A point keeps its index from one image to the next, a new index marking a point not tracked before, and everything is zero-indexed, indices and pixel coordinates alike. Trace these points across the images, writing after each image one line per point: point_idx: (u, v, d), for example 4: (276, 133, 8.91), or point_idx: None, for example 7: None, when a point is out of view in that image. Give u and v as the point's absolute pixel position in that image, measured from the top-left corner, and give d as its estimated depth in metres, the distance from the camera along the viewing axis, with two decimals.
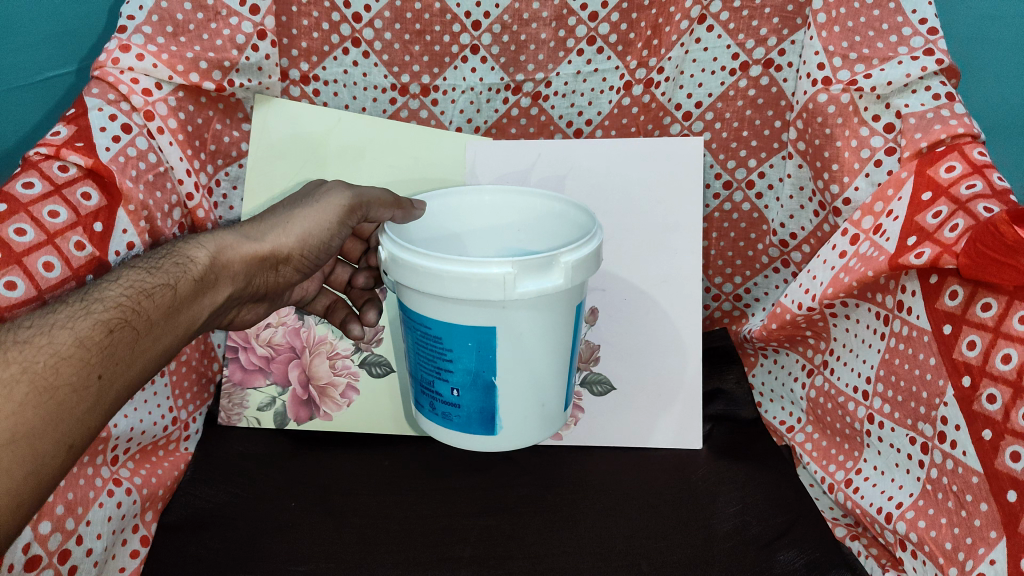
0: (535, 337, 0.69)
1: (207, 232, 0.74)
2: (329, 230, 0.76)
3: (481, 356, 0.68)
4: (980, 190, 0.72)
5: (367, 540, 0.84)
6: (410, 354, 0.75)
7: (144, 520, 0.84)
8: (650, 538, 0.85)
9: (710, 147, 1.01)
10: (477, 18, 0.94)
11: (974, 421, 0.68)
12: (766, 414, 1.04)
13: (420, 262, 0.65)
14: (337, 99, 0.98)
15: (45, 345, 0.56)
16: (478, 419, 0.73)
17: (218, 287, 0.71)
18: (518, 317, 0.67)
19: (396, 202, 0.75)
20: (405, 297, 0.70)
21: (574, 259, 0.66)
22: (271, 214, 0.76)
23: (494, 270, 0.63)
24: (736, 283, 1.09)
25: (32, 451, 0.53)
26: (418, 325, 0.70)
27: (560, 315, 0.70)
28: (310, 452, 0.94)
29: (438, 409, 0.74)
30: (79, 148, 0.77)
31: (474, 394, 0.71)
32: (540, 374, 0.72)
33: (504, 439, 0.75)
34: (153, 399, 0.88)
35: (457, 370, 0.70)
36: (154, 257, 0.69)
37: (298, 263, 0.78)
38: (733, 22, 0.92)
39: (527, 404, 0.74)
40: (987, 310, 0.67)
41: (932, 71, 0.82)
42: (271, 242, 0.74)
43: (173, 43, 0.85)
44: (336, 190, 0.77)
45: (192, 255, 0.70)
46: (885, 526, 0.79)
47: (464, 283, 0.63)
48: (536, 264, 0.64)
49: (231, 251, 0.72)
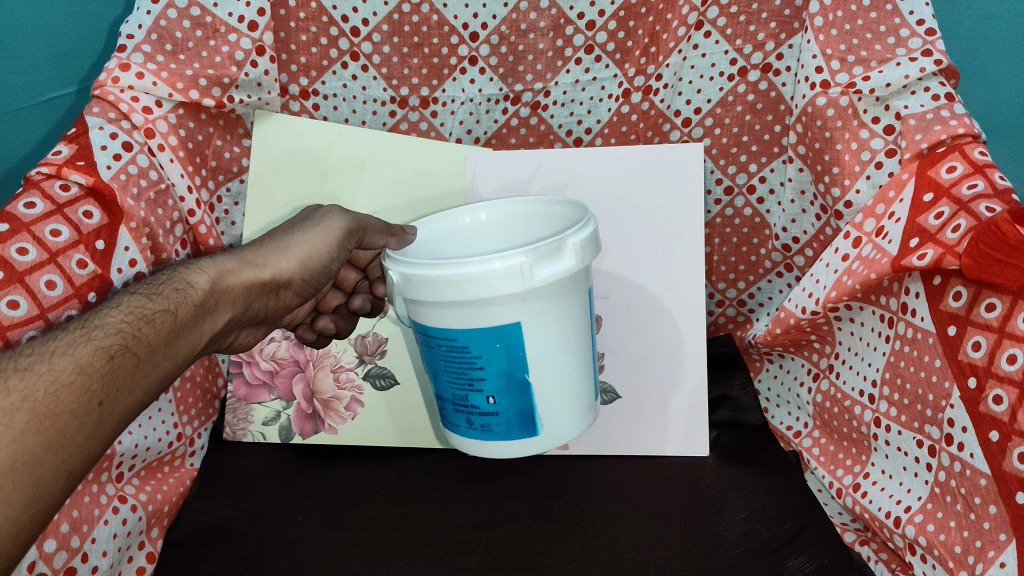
0: (559, 328, 0.71)
1: (206, 257, 0.73)
2: (328, 253, 0.77)
3: (513, 356, 0.69)
4: (982, 190, 0.71)
5: (371, 553, 0.83)
6: (436, 373, 0.74)
7: (149, 536, 0.83)
8: (659, 546, 0.84)
9: (710, 153, 1.00)
10: (474, 30, 0.94)
11: (980, 422, 0.67)
12: (772, 420, 1.03)
13: (432, 271, 0.66)
14: (336, 113, 0.99)
15: (46, 372, 0.56)
16: (518, 422, 0.73)
17: (217, 312, 0.70)
18: (538, 306, 0.68)
19: (390, 230, 0.80)
20: (422, 314, 0.71)
21: (580, 240, 0.67)
22: (270, 239, 0.77)
23: (511, 263, 0.64)
24: (739, 288, 1.08)
25: (34, 477, 0.52)
26: (442, 341, 0.70)
27: (576, 301, 0.72)
28: (316, 466, 0.94)
29: (476, 423, 0.74)
30: (80, 166, 0.77)
31: (511, 396, 0.71)
32: (557, 369, 0.72)
33: (546, 438, 0.75)
34: (158, 415, 0.86)
35: (489, 376, 0.70)
36: (153, 283, 0.68)
37: (297, 288, 0.77)
38: (731, 28, 0.93)
39: (552, 399, 0.73)
40: (991, 310, 0.67)
41: (930, 72, 0.81)
42: (271, 267, 0.74)
43: (172, 61, 0.86)
44: (331, 214, 0.79)
45: (191, 280, 0.69)
46: (894, 530, 0.77)
47: (482, 282, 0.64)
48: (545, 250, 0.66)
49: (232, 276, 0.72)
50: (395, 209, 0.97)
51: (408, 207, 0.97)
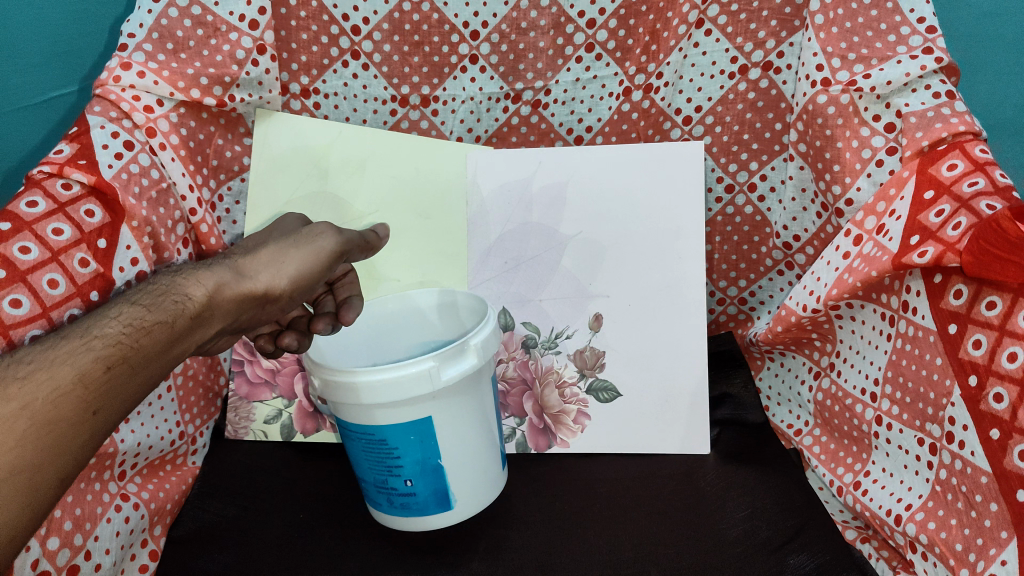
0: (466, 424, 0.79)
1: (203, 263, 0.69)
2: (318, 269, 0.75)
3: (426, 446, 0.77)
4: (982, 188, 0.71)
5: (374, 548, 0.83)
6: (359, 458, 0.81)
7: (152, 534, 0.82)
8: (660, 544, 0.84)
9: (710, 151, 1.00)
10: (475, 28, 0.94)
11: (981, 420, 0.67)
12: (774, 418, 1.03)
13: (357, 378, 0.73)
14: (337, 112, 0.99)
15: (45, 381, 0.54)
16: (434, 501, 0.81)
17: (211, 323, 0.67)
18: (447, 403, 0.77)
19: (366, 239, 0.82)
20: (345, 416, 0.77)
21: (480, 341, 0.76)
22: (267, 248, 0.73)
23: (414, 369, 0.72)
24: (740, 286, 1.08)
25: (26, 486, 0.52)
26: (361, 435, 0.78)
27: (479, 404, 0.81)
28: (318, 463, 0.94)
29: (395, 501, 0.81)
30: (82, 165, 0.77)
31: (426, 479, 0.79)
32: (471, 450, 0.81)
33: (461, 510, 0.83)
34: (160, 414, 0.86)
35: (406, 464, 0.78)
36: (150, 291, 0.64)
37: (289, 300, 0.74)
38: (731, 26, 0.93)
39: (469, 476, 0.82)
40: (991, 308, 0.67)
41: (931, 69, 0.82)
42: (268, 280, 0.71)
43: (174, 60, 0.86)
44: (328, 230, 0.76)
45: (190, 291, 0.65)
46: (895, 528, 0.77)
47: (396, 386, 0.72)
48: (450, 353, 0.74)
49: (232, 289, 0.68)
50: (396, 208, 0.96)
51: (408, 206, 0.97)
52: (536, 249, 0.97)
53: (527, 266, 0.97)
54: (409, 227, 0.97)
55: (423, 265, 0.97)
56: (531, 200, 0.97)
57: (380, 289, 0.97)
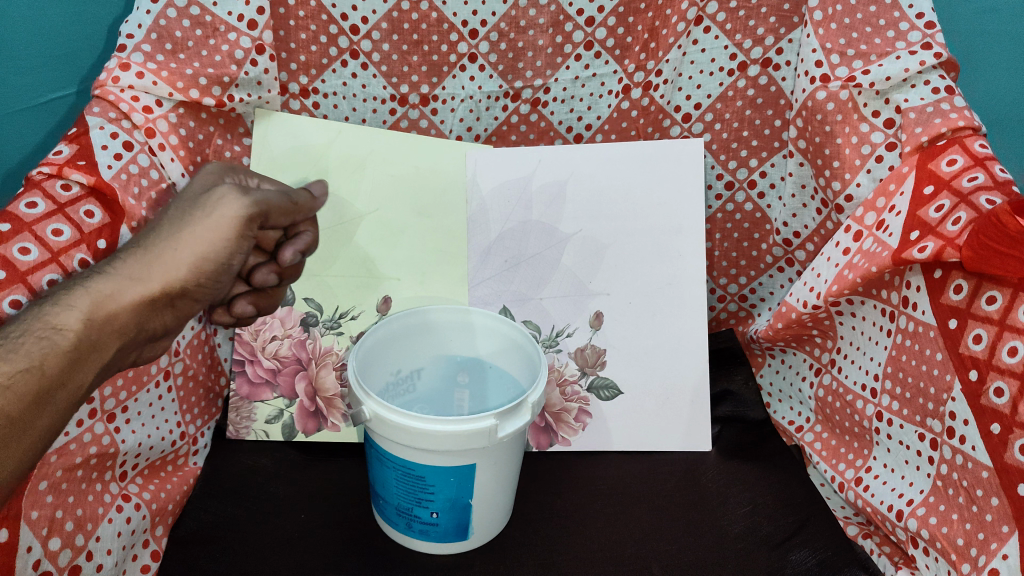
0: (504, 466, 0.78)
1: (84, 277, 0.63)
2: (227, 248, 0.65)
3: (462, 487, 0.76)
4: (982, 183, 0.71)
5: (376, 549, 0.83)
6: (385, 484, 0.79)
7: (154, 534, 0.81)
8: (661, 541, 0.84)
9: (710, 149, 1.00)
10: (474, 27, 0.94)
11: (982, 415, 0.67)
12: (775, 415, 1.02)
13: (414, 423, 0.71)
14: (337, 111, 0.99)
15: None
16: (454, 532, 0.80)
17: (102, 347, 0.61)
18: (495, 453, 0.75)
19: (293, 203, 0.71)
20: (390, 447, 0.75)
21: (538, 398, 0.76)
22: (158, 237, 0.65)
23: (482, 425, 0.71)
24: (741, 284, 1.08)
25: None
26: (400, 466, 0.76)
27: (519, 456, 0.80)
28: (320, 463, 0.94)
29: (415, 527, 0.80)
30: (81, 166, 0.78)
31: (452, 514, 0.78)
32: (498, 490, 0.79)
33: (477, 538, 0.82)
34: (161, 413, 0.86)
35: (437, 499, 0.77)
36: (14, 328, 0.59)
37: (199, 292, 0.66)
38: (730, 23, 0.92)
39: (492, 511, 0.81)
40: (992, 303, 0.67)
41: (930, 65, 0.82)
42: (162, 278, 0.63)
43: (172, 60, 0.87)
44: (228, 200, 0.65)
45: (60, 321, 0.59)
46: (897, 524, 0.77)
47: (457, 437, 0.71)
48: (511, 409, 0.73)
49: (116, 301, 0.62)
50: (396, 207, 0.96)
51: (408, 204, 0.97)
52: (536, 247, 0.97)
53: (527, 264, 0.97)
54: (409, 226, 0.97)
55: (423, 264, 0.97)
56: (531, 198, 0.97)
57: (380, 288, 0.97)
